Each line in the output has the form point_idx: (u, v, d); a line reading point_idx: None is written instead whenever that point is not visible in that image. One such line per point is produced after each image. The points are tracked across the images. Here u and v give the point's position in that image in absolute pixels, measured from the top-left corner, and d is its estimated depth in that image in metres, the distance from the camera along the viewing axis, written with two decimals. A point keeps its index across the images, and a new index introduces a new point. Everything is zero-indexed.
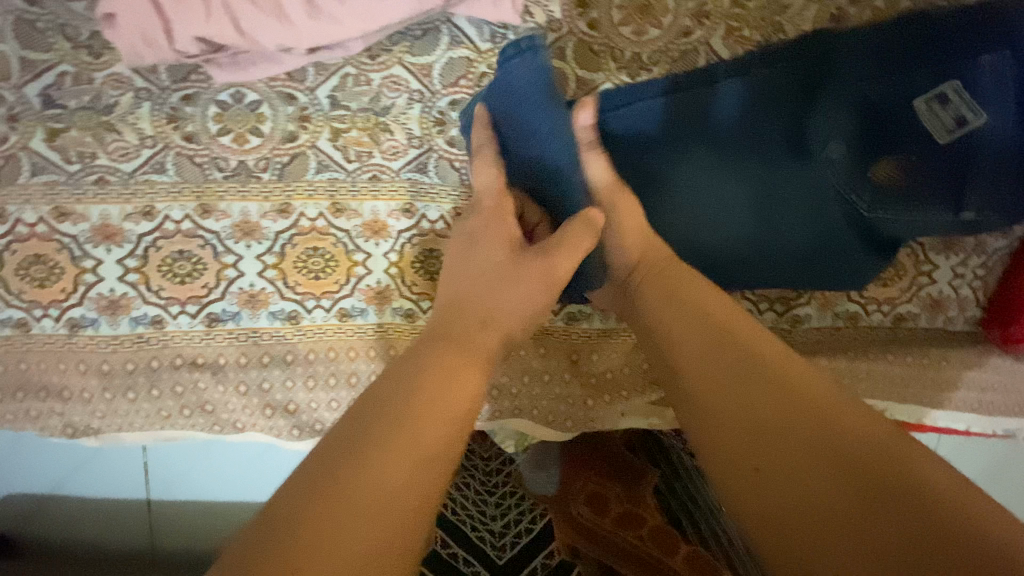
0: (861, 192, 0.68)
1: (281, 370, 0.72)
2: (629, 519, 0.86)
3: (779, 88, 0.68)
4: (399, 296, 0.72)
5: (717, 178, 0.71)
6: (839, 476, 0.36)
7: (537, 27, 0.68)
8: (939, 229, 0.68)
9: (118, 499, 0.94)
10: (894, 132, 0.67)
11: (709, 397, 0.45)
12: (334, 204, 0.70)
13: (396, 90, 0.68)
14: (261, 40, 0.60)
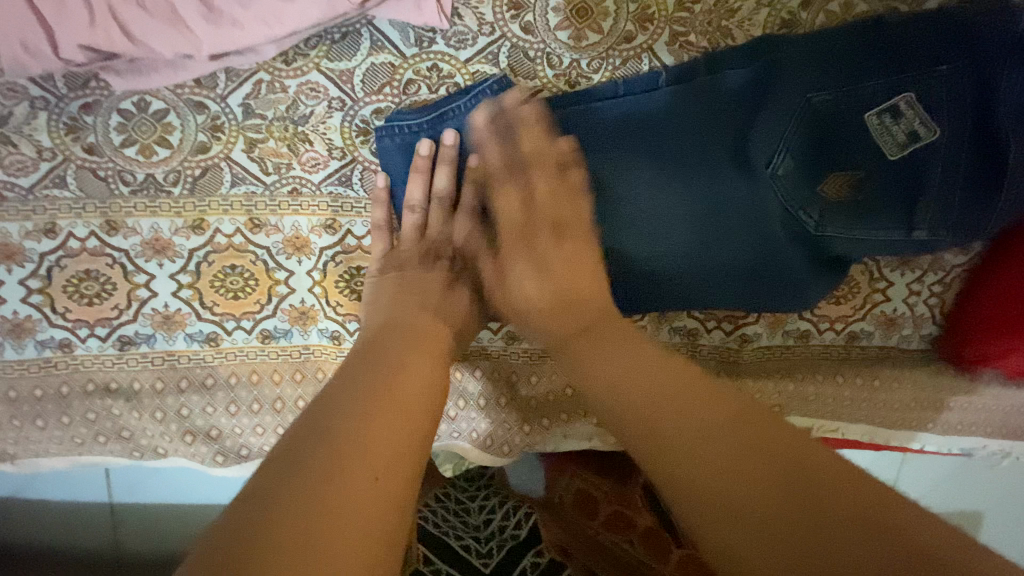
0: (811, 207, 0.65)
1: (200, 396, 0.68)
2: (617, 521, 0.90)
3: (721, 93, 0.63)
4: (324, 317, 0.67)
5: (660, 195, 0.66)
6: (801, 496, 0.31)
7: (466, 31, 0.64)
8: (888, 245, 0.65)
9: (71, 510, 0.90)
10: (844, 145, 0.63)
11: (635, 414, 0.39)
12: (251, 219, 0.65)
13: (314, 97, 0.63)
14: (155, 47, 0.56)
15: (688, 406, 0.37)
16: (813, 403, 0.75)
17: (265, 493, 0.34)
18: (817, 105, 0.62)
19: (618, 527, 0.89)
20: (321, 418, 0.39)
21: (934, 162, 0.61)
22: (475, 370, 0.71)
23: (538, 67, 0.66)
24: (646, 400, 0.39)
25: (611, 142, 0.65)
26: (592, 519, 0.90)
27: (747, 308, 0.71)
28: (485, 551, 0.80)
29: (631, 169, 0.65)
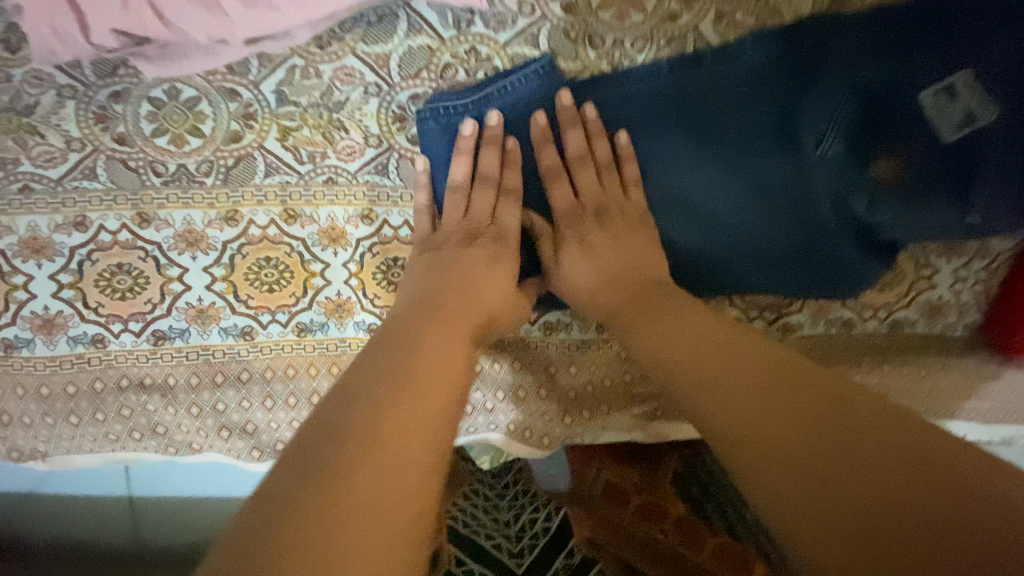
0: (859, 192, 0.64)
1: (235, 391, 0.67)
2: (651, 509, 0.83)
3: (767, 76, 0.62)
4: (361, 308, 0.66)
5: (705, 180, 0.65)
6: (815, 423, 0.37)
7: (506, 12, 0.61)
8: (940, 229, 0.65)
9: (98, 504, 0.90)
10: (897, 129, 0.61)
11: (706, 390, 0.43)
12: (286, 210, 0.63)
13: (349, 83, 0.61)
14: (189, 31, 0.54)
15: (749, 382, 0.41)
16: None
17: (314, 442, 0.35)
18: (869, 87, 0.60)
19: (654, 518, 0.82)
20: (354, 394, 0.38)
21: (991, 144, 0.60)
22: (513, 362, 0.70)
23: (579, 50, 0.64)
24: (709, 379, 0.43)
25: (654, 127, 0.64)
26: (624, 509, 0.84)
27: (793, 295, 0.70)
28: (519, 551, 0.87)
29: (676, 155, 0.64)
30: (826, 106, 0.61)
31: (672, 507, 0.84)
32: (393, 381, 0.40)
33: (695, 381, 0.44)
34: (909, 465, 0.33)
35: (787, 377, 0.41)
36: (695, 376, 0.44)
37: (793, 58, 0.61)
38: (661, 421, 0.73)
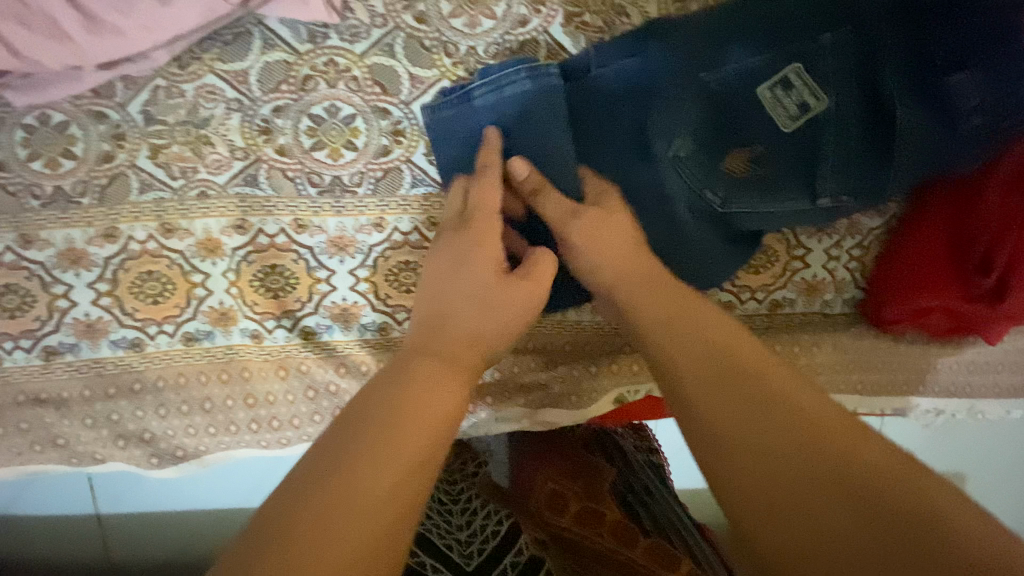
0: (714, 187, 0.63)
1: (128, 401, 0.70)
2: (586, 514, 0.89)
3: (616, 86, 0.63)
4: (243, 316, 0.68)
5: (568, 179, 0.61)
6: (811, 465, 0.36)
7: (360, 25, 0.65)
8: (797, 220, 0.64)
9: (61, 523, 0.91)
10: (738, 124, 0.63)
11: (719, 429, 0.41)
12: (163, 224, 0.66)
13: (212, 100, 0.64)
14: (40, 60, 0.58)
15: (738, 420, 0.40)
16: None
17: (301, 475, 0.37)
18: (712, 84, 0.63)
19: (590, 522, 0.88)
20: (353, 421, 0.40)
21: (834, 128, 0.61)
22: None
23: (435, 56, 0.66)
24: (714, 414, 0.41)
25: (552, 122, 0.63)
26: (562, 516, 0.90)
27: None
28: (468, 554, 0.78)
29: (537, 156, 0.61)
30: (671, 105, 0.62)
31: (607, 510, 0.90)
32: (400, 395, 0.43)
33: (699, 409, 0.42)
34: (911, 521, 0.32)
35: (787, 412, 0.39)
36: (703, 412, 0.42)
37: (642, 62, 0.63)
38: (551, 409, 0.75)
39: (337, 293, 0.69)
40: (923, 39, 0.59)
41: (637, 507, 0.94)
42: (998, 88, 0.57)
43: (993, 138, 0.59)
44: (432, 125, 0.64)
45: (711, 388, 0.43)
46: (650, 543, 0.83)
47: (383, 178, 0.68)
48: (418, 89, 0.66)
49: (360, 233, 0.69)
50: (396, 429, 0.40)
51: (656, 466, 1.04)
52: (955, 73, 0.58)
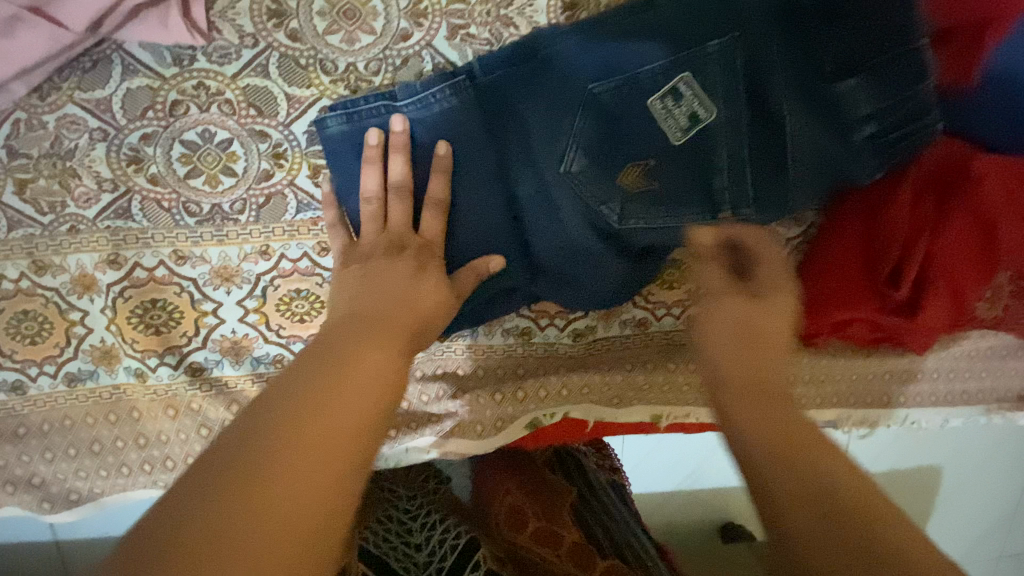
0: (610, 203, 0.61)
1: (13, 446, 0.67)
2: (546, 533, 0.79)
3: (502, 102, 0.59)
4: (126, 354, 0.66)
5: (465, 203, 0.61)
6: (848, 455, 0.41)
7: (228, 45, 0.60)
8: (696, 232, 0.64)
9: (16, 554, 0.84)
10: (628, 136, 0.60)
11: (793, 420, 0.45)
12: (35, 261, 0.63)
13: (75, 130, 0.60)
14: None
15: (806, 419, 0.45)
16: (648, 391, 0.75)
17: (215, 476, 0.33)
18: (602, 97, 0.58)
19: (547, 542, 0.78)
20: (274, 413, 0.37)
21: (732, 139, 0.59)
22: None
23: (311, 75, 0.62)
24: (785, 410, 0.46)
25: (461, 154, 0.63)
26: (521, 532, 0.80)
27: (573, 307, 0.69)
28: None
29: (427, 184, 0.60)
30: (558, 121, 0.59)
31: (568, 532, 0.79)
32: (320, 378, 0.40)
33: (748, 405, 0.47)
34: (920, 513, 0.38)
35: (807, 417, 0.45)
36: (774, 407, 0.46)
37: (526, 76, 0.58)
38: (459, 439, 0.72)
39: (225, 325, 0.66)
40: (815, 43, 0.56)
41: (595, 528, 0.84)
42: (887, 92, 0.57)
43: (888, 141, 0.59)
44: (331, 148, 0.60)
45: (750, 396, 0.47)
46: (609, 568, 0.73)
47: (266, 205, 0.64)
48: (295, 109, 0.63)
49: (245, 262, 0.65)
50: (318, 404, 0.37)
51: (620, 483, 0.94)
52: (843, 79, 0.56)
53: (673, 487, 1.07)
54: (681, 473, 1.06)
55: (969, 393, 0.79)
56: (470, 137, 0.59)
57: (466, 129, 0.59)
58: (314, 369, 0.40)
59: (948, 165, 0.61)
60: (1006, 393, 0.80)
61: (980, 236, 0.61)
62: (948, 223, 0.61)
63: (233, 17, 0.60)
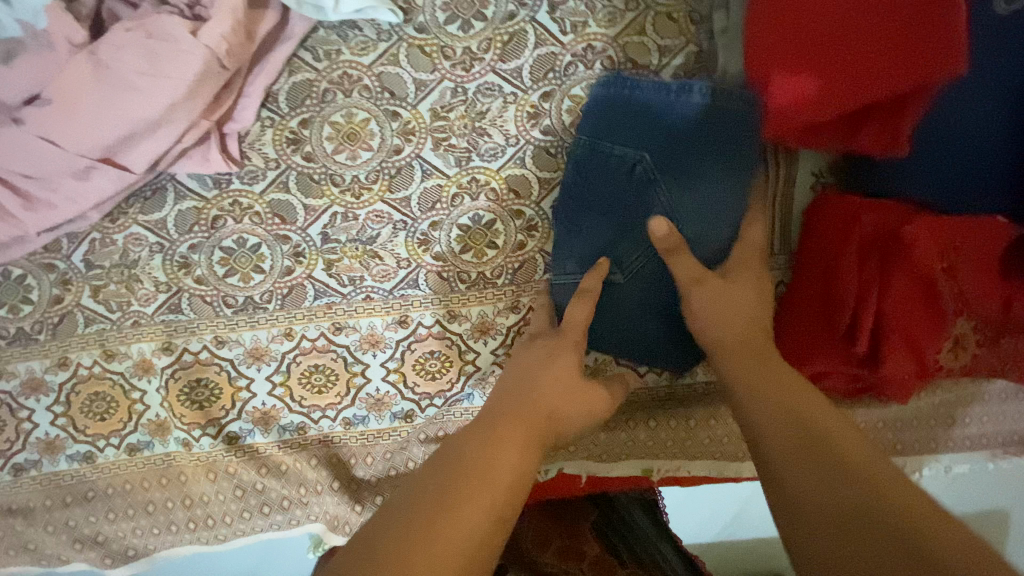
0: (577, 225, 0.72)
1: (83, 507, 0.79)
2: (570, 551, 0.81)
3: (638, 116, 0.70)
4: (175, 426, 0.78)
5: (584, 203, 0.72)
6: (812, 446, 0.43)
7: (257, 169, 0.74)
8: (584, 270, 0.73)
9: None
10: (612, 170, 0.70)
11: (774, 439, 0.46)
12: (105, 351, 0.77)
13: (139, 246, 0.75)
14: None
15: (778, 425, 0.47)
16: (634, 449, 0.80)
17: None
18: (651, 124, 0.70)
19: (572, 557, 0.80)
20: (394, 523, 0.41)
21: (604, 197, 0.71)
22: (310, 459, 0.78)
23: (323, 187, 0.74)
24: (770, 413, 0.49)
25: (565, 202, 0.72)
26: (545, 550, 0.81)
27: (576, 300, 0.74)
28: None
29: (577, 176, 0.71)
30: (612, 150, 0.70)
31: (589, 549, 0.81)
32: (453, 463, 0.47)
33: (762, 417, 0.49)
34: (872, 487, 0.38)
35: (795, 427, 0.46)
36: (762, 413, 0.49)
37: (629, 110, 0.70)
38: None
39: (256, 398, 0.77)
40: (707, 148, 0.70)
41: (619, 543, 0.82)
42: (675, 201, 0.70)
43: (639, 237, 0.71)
44: (603, 97, 0.71)
45: (774, 410, 0.49)
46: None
47: (289, 294, 0.76)
48: (311, 217, 0.75)
49: (272, 343, 0.77)
50: (455, 495, 0.43)
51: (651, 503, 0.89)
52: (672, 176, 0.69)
53: (713, 538, 0.99)
54: (717, 524, 0.98)
55: (969, 437, 0.78)
56: (636, 113, 0.70)
57: (609, 128, 0.70)
58: (479, 432, 0.51)
59: (884, 234, 0.66)
60: (1016, 440, 0.77)
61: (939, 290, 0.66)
62: (892, 287, 0.66)
63: (261, 147, 0.73)
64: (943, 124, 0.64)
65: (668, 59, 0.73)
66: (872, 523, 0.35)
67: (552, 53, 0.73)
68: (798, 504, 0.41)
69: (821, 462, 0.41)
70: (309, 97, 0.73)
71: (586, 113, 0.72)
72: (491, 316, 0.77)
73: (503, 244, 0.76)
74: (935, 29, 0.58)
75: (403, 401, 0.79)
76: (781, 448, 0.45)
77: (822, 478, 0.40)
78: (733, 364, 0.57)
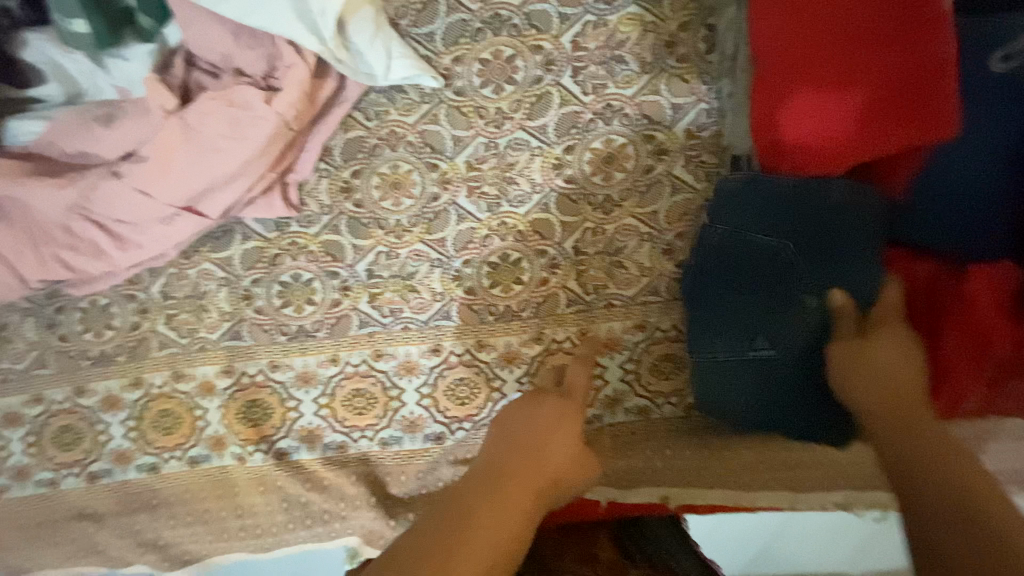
0: (700, 305, 0.75)
1: (147, 514, 0.87)
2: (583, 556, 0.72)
3: (772, 204, 0.72)
4: (231, 442, 0.86)
5: (711, 284, 0.74)
6: (929, 454, 0.53)
7: (312, 214, 0.84)
8: (789, 362, 0.70)
9: None
10: (739, 260, 0.73)
11: (903, 460, 0.54)
12: (175, 372, 0.86)
13: (209, 280, 0.85)
14: (87, 270, 0.81)
15: (905, 435, 0.57)
16: (647, 477, 0.81)
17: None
18: (787, 219, 0.71)
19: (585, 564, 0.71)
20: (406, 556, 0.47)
21: (729, 283, 0.73)
22: (350, 475, 0.85)
23: (370, 229, 0.84)
24: (897, 423, 0.58)
25: (696, 281, 0.75)
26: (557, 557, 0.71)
27: (717, 376, 0.75)
28: None
29: (711, 254, 0.75)
30: (741, 235, 0.73)
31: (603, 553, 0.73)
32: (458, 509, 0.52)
33: (883, 427, 0.59)
34: (963, 510, 0.48)
35: (934, 454, 0.53)
36: (889, 429, 0.58)
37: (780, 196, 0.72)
38: None
39: (303, 418, 0.86)
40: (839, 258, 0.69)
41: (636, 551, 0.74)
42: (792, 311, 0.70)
43: (755, 342, 0.71)
44: (738, 189, 0.76)
45: (891, 429, 0.58)
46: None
47: (337, 323, 0.85)
48: (358, 255, 0.84)
49: (320, 367, 0.85)
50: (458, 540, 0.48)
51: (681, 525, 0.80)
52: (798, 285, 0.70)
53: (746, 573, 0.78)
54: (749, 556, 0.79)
55: (1014, 474, 0.69)
56: (770, 204, 0.72)
57: (740, 207, 0.74)
58: (485, 480, 0.57)
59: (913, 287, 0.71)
60: None
61: (956, 336, 0.67)
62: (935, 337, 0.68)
63: (317, 195, 0.83)
64: (942, 179, 0.71)
65: (681, 115, 0.81)
66: (969, 519, 0.47)
67: (574, 111, 0.82)
68: (928, 503, 0.50)
69: (958, 475, 0.51)
70: (361, 151, 0.83)
71: (722, 194, 0.76)
72: (517, 346, 0.84)
73: (529, 280, 0.84)
74: (928, 95, 0.66)
75: (434, 424, 0.85)
76: (893, 453, 0.56)
77: (940, 476, 0.51)
78: (849, 368, 0.64)
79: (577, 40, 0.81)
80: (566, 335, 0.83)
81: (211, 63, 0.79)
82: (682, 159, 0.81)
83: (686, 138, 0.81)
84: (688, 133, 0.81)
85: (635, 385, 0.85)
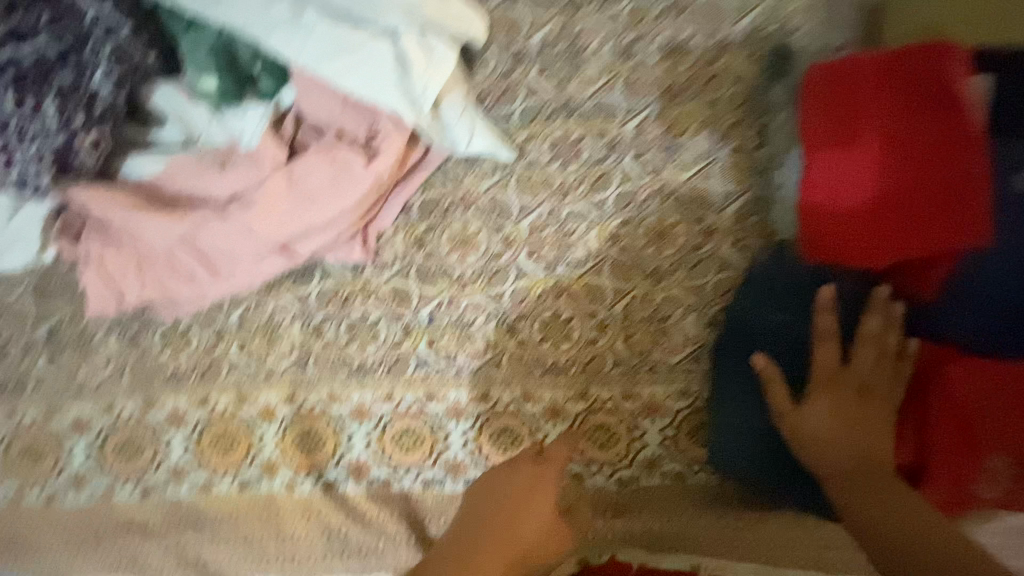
0: (732, 370, 0.82)
1: (192, 532, 0.90)
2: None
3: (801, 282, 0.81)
4: (283, 468, 0.91)
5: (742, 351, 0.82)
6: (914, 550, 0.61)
7: (386, 261, 0.92)
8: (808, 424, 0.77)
9: None
10: (764, 330, 0.81)
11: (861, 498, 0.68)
12: (239, 396, 0.93)
13: (284, 312, 0.93)
14: (182, 294, 0.90)
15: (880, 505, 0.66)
16: (679, 544, 0.83)
17: None
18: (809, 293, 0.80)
19: None
20: None
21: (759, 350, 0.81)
22: (393, 511, 0.88)
23: (435, 279, 0.91)
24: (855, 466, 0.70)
25: (731, 347, 0.83)
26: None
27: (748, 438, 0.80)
28: None
29: (743, 322, 0.82)
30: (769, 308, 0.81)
31: None
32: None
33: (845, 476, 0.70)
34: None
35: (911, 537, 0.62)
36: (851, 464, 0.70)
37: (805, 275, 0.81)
38: None
39: (353, 451, 0.90)
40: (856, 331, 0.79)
41: None
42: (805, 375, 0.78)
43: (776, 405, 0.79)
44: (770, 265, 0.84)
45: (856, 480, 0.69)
46: None
47: (396, 364, 0.91)
48: (422, 302, 0.91)
49: (375, 404, 0.91)
50: None
51: None
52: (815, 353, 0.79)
53: None
54: None
55: None
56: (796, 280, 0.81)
57: (771, 284, 0.82)
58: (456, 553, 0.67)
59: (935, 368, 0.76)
60: None
61: (986, 425, 0.71)
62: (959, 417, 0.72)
63: (392, 245, 0.92)
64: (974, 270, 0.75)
65: (730, 200, 0.89)
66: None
67: (631, 190, 0.90)
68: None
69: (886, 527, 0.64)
70: (435, 210, 0.92)
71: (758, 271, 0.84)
72: (562, 401, 0.89)
73: (578, 339, 0.90)
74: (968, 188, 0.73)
75: (477, 469, 0.89)
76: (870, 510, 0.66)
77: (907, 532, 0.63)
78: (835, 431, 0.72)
79: (639, 128, 0.91)
80: (610, 395, 0.88)
81: (317, 124, 0.90)
82: (730, 240, 0.88)
83: (734, 222, 0.89)
84: (735, 217, 0.89)
85: (673, 450, 0.88)
